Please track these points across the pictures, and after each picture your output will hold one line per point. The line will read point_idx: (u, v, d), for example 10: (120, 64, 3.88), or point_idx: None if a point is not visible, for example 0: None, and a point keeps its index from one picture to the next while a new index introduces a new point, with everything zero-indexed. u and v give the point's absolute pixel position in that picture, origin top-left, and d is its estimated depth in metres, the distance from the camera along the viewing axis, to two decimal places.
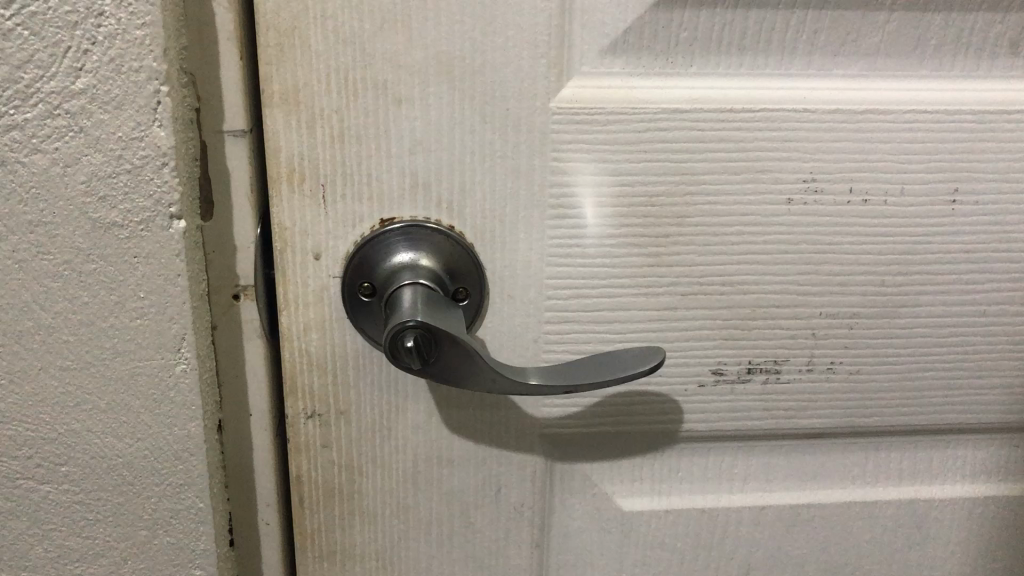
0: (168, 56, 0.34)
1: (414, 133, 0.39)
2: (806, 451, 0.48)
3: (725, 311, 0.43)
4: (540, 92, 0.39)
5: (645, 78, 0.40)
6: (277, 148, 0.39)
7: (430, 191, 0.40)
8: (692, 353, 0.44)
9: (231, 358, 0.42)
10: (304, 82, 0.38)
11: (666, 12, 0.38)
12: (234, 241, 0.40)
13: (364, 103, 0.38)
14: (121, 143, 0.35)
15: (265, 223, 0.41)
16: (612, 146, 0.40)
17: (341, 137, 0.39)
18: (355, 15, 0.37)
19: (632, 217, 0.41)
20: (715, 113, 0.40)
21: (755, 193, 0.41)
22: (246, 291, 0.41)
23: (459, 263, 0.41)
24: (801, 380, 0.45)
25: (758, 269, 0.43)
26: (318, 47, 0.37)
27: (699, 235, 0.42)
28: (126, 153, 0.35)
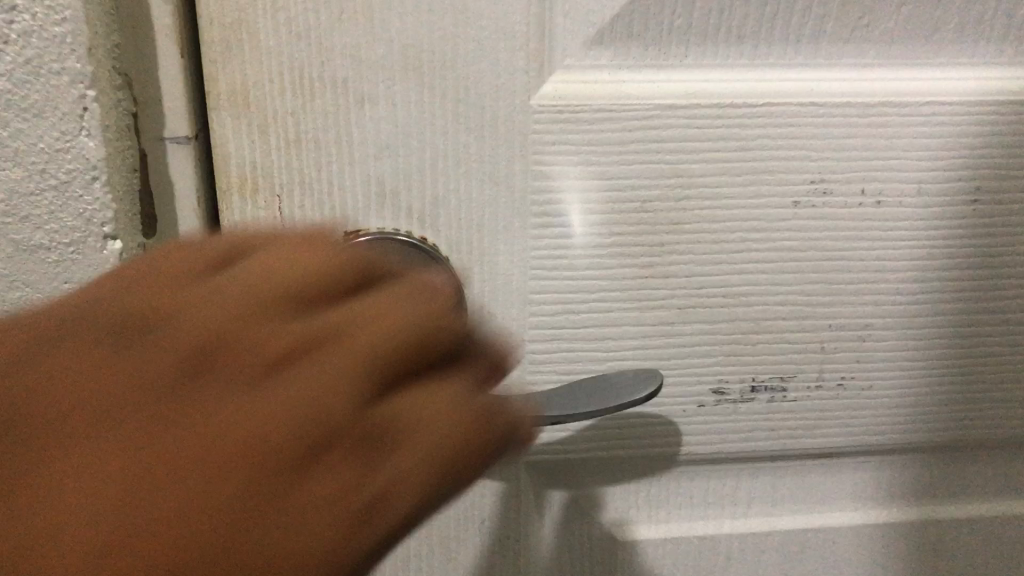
0: (94, 57, 0.30)
1: (380, 137, 0.35)
2: (814, 471, 0.44)
3: (727, 326, 0.40)
4: (519, 87, 0.35)
5: (635, 71, 0.36)
6: (226, 154, 0.35)
7: (399, 201, 0.36)
8: (691, 371, 0.40)
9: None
10: (254, 81, 0.34)
11: None
12: None
13: (322, 104, 0.34)
14: (43, 153, 0.31)
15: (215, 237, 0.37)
16: (601, 147, 0.36)
17: (298, 142, 0.35)
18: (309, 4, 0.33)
19: (624, 225, 0.37)
20: (714, 109, 0.36)
21: (758, 196, 0.37)
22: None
23: None
24: (809, 397, 0.42)
25: (763, 278, 0.39)
26: (268, 42, 0.33)
27: (699, 243, 0.38)
28: (49, 165, 0.31)
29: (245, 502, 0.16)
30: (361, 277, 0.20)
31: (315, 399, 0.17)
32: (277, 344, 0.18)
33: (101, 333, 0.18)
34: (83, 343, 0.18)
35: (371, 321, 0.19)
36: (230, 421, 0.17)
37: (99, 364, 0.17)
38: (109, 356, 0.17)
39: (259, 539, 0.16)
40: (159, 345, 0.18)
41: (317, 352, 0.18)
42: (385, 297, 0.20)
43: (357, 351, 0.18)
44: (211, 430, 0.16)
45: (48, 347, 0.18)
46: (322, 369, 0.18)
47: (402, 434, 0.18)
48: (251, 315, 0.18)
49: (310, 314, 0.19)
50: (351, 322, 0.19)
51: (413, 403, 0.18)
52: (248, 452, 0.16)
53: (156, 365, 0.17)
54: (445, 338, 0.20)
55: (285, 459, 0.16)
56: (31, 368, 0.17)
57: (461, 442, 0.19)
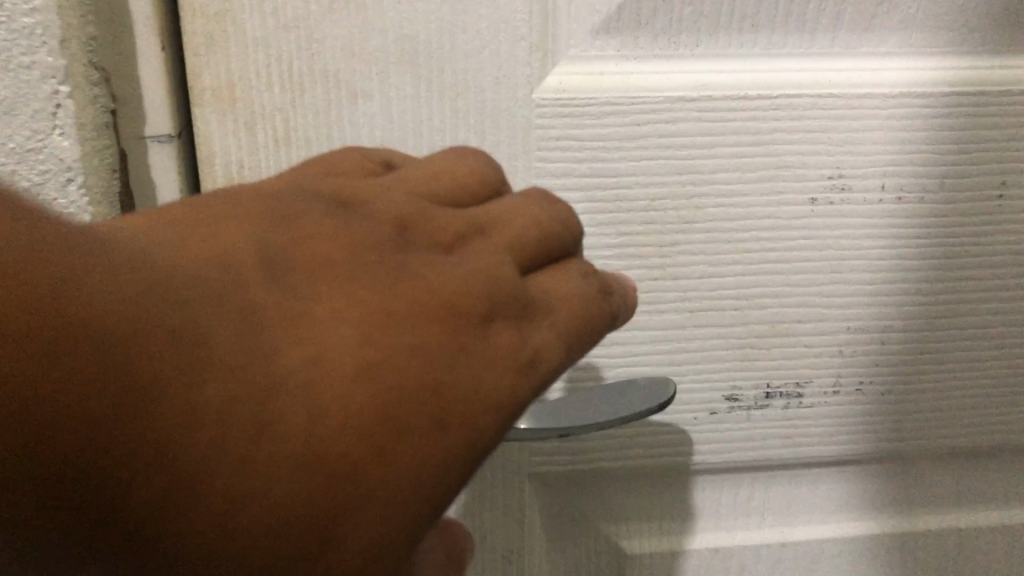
0: (67, 49, 0.28)
1: (374, 134, 0.33)
2: (830, 480, 0.43)
3: (740, 329, 0.38)
4: (521, 80, 0.33)
5: (644, 63, 0.34)
6: (211, 153, 0.33)
7: None
8: (702, 377, 0.38)
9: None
10: (239, 75, 0.32)
11: None
12: None
13: (313, 99, 0.33)
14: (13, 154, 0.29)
15: None
16: (608, 142, 0.34)
17: (287, 139, 0.33)
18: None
19: (632, 225, 0.35)
20: (726, 102, 0.34)
21: (773, 193, 0.36)
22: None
23: None
24: (825, 403, 0.40)
25: (777, 279, 0.37)
26: (254, 33, 0.31)
27: (711, 244, 0.36)
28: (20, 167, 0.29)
29: (450, 349, 0.21)
30: (498, 188, 0.28)
31: (490, 276, 0.23)
32: (450, 232, 0.25)
33: (322, 220, 0.23)
34: (307, 240, 0.22)
35: (517, 221, 0.26)
36: (434, 281, 0.22)
37: (324, 250, 0.22)
38: (332, 229, 0.23)
39: (463, 376, 0.21)
40: (368, 229, 0.23)
41: (487, 240, 0.25)
42: (512, 206, 0.26)
43: (511, 237, 0.25)
44: (427, 289, 0.22)
45: (273, 247, 0.22)
46: (492, 251, 0.24)
47: (546, 295, 0.25)
48: (428, 210, 0.25)
49: (472, 211, 0.26)
50: (495, 221, 0.26)
51: (546, 282, 0.25)
52: (460, 309, 0.22)
53: (374, 247, 0.23)
54: (568, 239, 0.27)
55: (480, 297, 0.23)
56: (259, 265, 0.21)
57: (592, 306, 0.26)
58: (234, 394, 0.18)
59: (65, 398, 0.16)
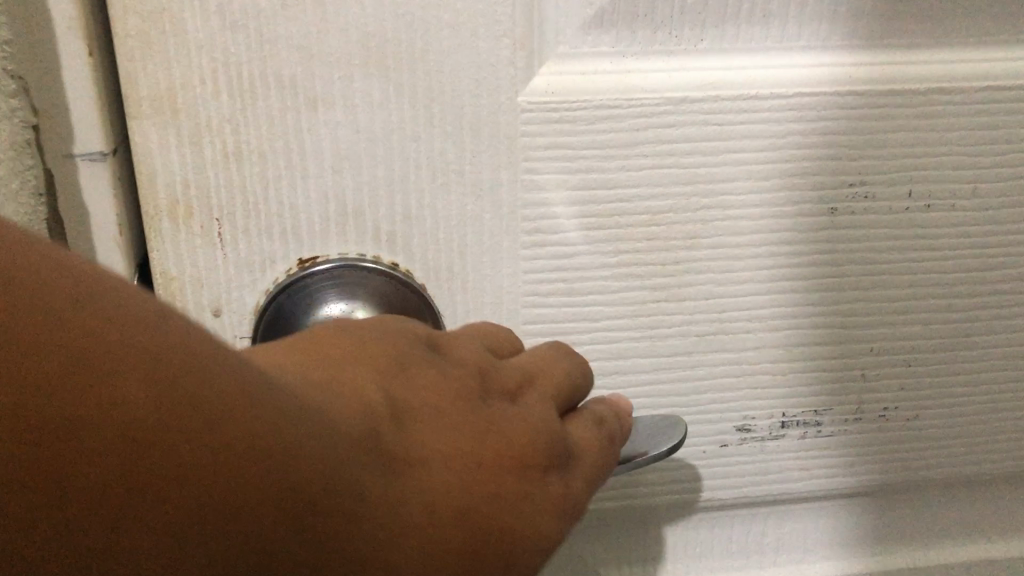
0: None
1: (339, 147, 0.29)
2: (853, 513, 0.39)
3: (754, 354, 0.34)
4: (504, 82, 0.29)
5: (643, 58, 0.30)
6: (151, 171, 0.29)
7: (365, 221, 0.30)
8: (710, 407, 0.35)
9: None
10: (181, 82, 0.28)
11: None
12: None
13: (265, 108, 0.28)
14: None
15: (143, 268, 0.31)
16: (603, 150, 0.30)
17: (238, 153, 0.29)
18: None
19: (632, 242, 0.32)
20: (734, 101, 0.30)
21: (789, 202, 0.32)
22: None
23: (405, 312, 0.31)
24: (847, 432, 0.36)
25: (794, 299, 0.33)
26: (197, 34, 0.27)
27: (720, 261, 0.32)
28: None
29: (529, 492, 0.22)
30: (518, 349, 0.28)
31: (554, 423, 0.24)
32: (514, 376, 0.25)
33: (413, 360, 0.23)
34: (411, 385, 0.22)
35: (558, 370, 0.26)
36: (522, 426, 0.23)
37: (428, 396, 0.22)
38: (431, 374, 0.22)
39: (534, 522, 0.22)
40: (458, 374, 0.23)
41: (537, 391, 0.25)
42: (550, 352, 0.27)
43: (561, 384, 0.26)
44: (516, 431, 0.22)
45: (389, 390, 0.21)
46: (547, 399, 0.25)
47: (589, 444, 0.26)
48: (492, 360, 0.25)
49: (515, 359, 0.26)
50: (545, 366, 0.26)
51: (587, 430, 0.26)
52: (535, 456, 0.23)
53: (463, 391, 0.23)
54: (589, 391, 0.28)
55: (554, 446, 0.23)
56: (383, 404, 0.20)
57: (613, 455, 0.27)
58: (393, 534, 0.18)
59: (262, 540, 0.15)
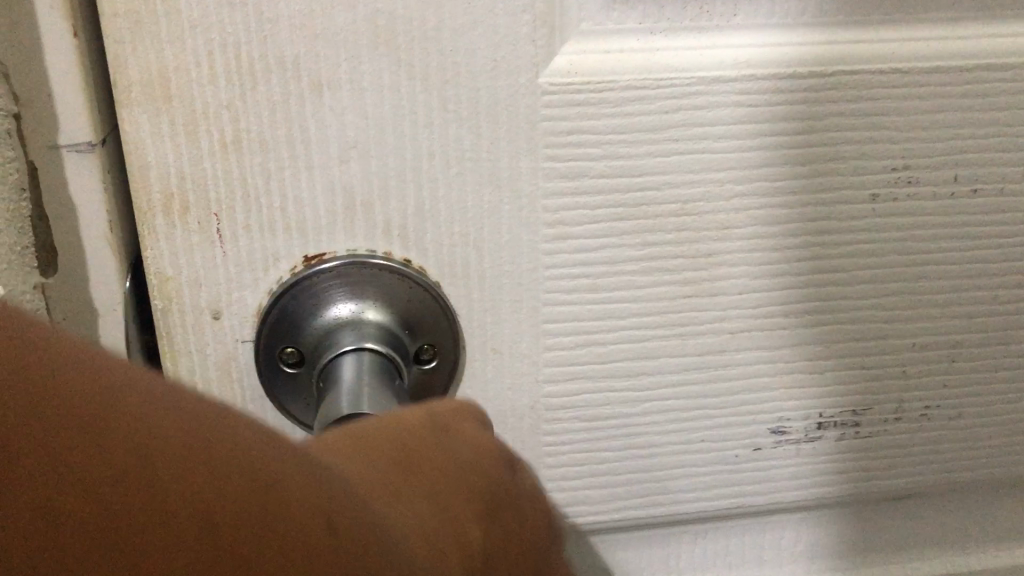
0: None
1: (345, 134, 0.27)
2: (889, 518, 0.37)
3: (789, 351, 0.32)
4: (523, 62, 0.27)
5: (671, 36, 0.28)
6: (144, 162, 0.26)
7: (374, 215, 0.28)
8: (742, 407, 0.33)
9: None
10: (173, 65, 0.26)
11: None
12: (94, 301, 0.28)
13: (266, 91, 0.26)
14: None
15: (138, 269, 0.29)
16: (629, 134, 0.28)
17: (237, 142, 0.27)
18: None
19: (660, 234, 0.30)
20: (770, 81, 0.28)
21: (828, 189, 0.30)
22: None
23: (419, 312, 0.29)
24: (887, 433, 0.34)
25: (832, 292, 0.31)
26: (190, 12, 0.25)
27: (753, 253, 0.30)
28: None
29: None
30: None
31: None
32: None
33: None
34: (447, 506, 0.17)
35: None
36: None
37: None
38: None
39: None
40: None
41: None
42: None
43: None
44: None
45: None
46: None
47: None
48: None
49: None
50: None
51: None
52: None
53: None
54: None
55: None
56: None
57: None
58: None
59: None
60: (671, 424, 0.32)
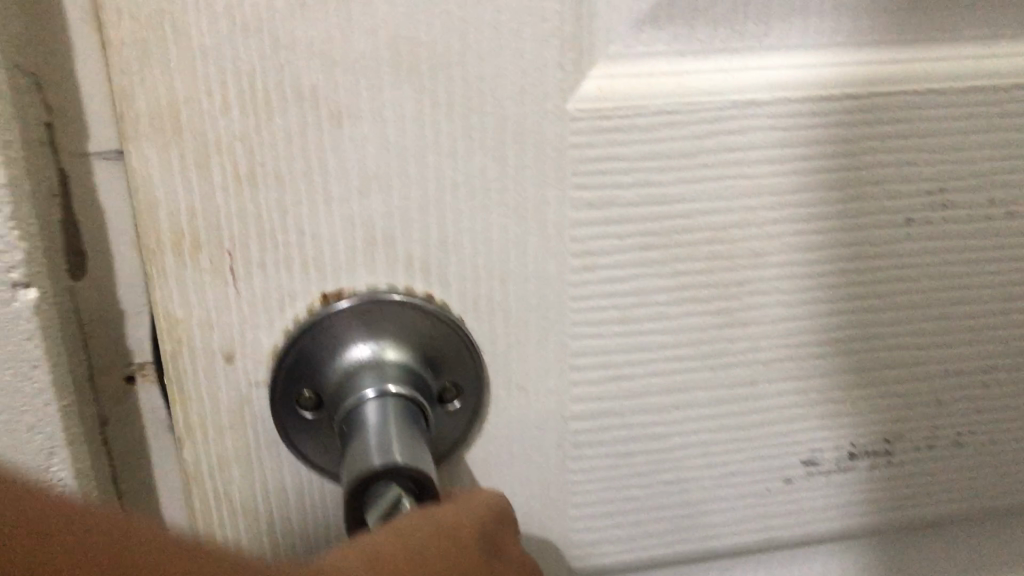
0: None
1: (366, 166, 0.26)
2: (919, 546, 0.36)
3: (821, 380, 0.31)
4: (551, 87, 0.26)
5: (702, 58, 0.27)
6: (153, 198, 0.25)
7: (396, 249, 0.27)
8: (774, 438, 0.32)
9: (130, 461, 0.30)
10: (185, 95, 0.24)
11: None
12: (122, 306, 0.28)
13: (283, 121, 0.25)
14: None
15: None
16: (661, 158, 0.27)
17: (252, 176, 0.25)
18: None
19: (691, 263, 0.28)
20: (805, 104, 0.27)
21: (862, 213, 0.29)
22: (143, 370, 0.29)
23: (441, 350, 0.28)
24: (919, 462, 0.33)
25: (865, 318, 0.30)
26: (202, 39, 0.24)
27: (785, 280, 0.29)
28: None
29: None
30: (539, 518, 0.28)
31: None
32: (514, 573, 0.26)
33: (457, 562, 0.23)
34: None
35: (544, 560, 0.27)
36: None
37: None
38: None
39: None
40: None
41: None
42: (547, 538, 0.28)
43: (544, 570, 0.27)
44: None
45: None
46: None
47: None
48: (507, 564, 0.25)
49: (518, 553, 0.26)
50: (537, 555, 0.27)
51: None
52: None
53: None
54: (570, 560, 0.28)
55: None
56: None
57: None
58: None
59: None
60: (702, 457, 0.31)
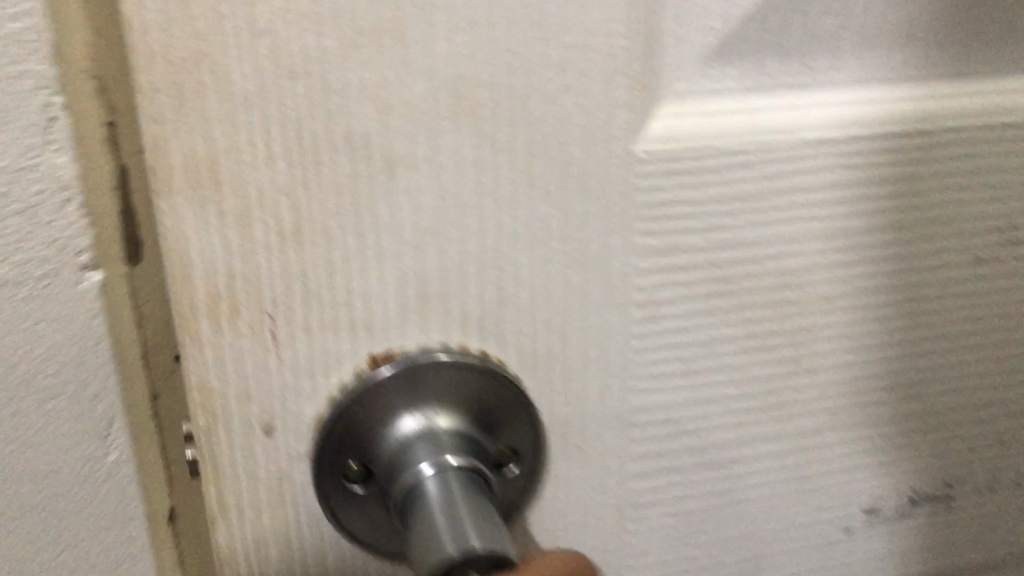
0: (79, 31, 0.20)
1: (421, 217, 0.24)
2: None
3: (885, 426, 0.30)
4: (618, 129, 0.24)
5: (771, 94, 0.25)
6: (186, 260, 0.22)
7: (450, 305, 0.25)
8: (835, 488, 0.30)
9: None
10: (225, 147, 0.22)
11: None
12: None
13: (333, 170, 0.22)
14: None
15: None
16: (730, 200, 0.25)
17: (296, 233, 0.23)
18: (308, 15, 0.21)
19: (757, 310, 0.27)
20: (875, 140, 0.26)
21: (930, 253, 0.28)
22: None
23: (496, 410, 0.26)
24: (980, 506, 0.32)
25: (930, 360, 0.29)
26: (245, 85, 0.21)
27: (851, 323, 0.28)
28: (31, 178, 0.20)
29: None
30: None
31: None
32: None
33: None
34: None
35: None
36: None
37: None
38: None
39: None
40: None
41: None
42: None
43: None
44: None
45: None
46: None
47: None
48: None
49: None
50: None
51: None
52: None
53: None
54: None
55: None
56: None
57: None
58: None
59: None
60: (760, 513, 0.30)
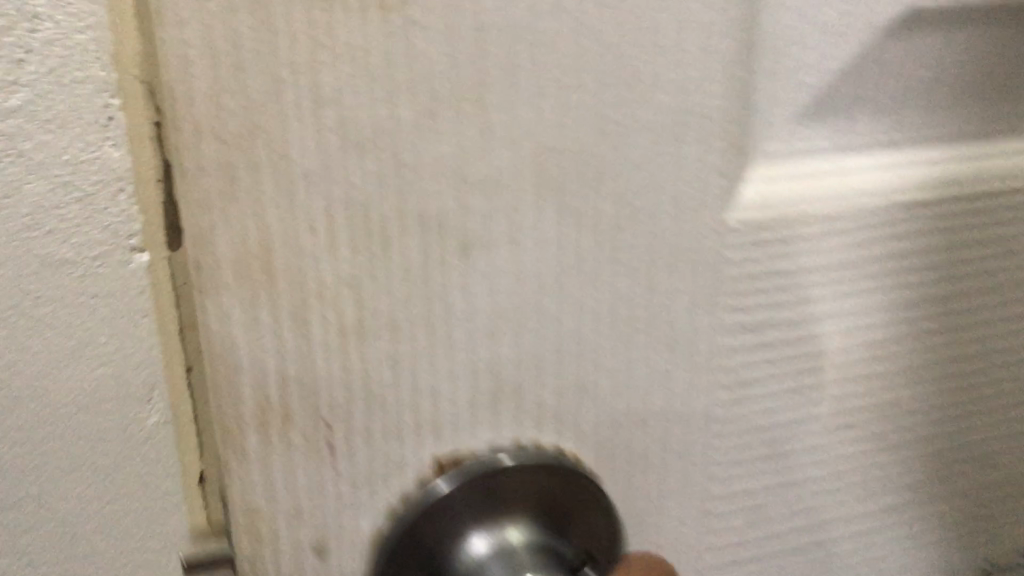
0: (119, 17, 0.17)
1: (498, 302, 0.21)
2: None
3: (961, 499, 0.28)
4: (711, 198, 0.22)
5: (859, 154, 0.24)
6: (232, 367, 0.19)
7: (525, 398, 0.22)
8: (908, 566, 0.28)
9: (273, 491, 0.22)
10: (278, 231, 0.18)
11: (893, 44, 0.23)
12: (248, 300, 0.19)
13: (402, 254, 0.20)
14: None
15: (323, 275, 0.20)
16: (807, 266, 0.23)
17: (358, 327, 0.20)
18: (382, 80, 0.18)
19: (841, 382, 0.25)
20: (957, 202, 0.25)
21: (1007, 315, 0.26)
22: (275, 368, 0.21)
23: (572, 514, 0.23)
24: None
25: (1006, 428, 0.28)
26: (306, 163, 0.18)
27: (932, 392, 0.26)
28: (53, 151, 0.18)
29: None
30: None
31: None
32: None
33: None
34: None
35: None
36: None
37: None
38: None
39: None
40: None
41: None
42: None
43: None
44: None
45: None
46: None
47: None
48: None
49: None
50: None
51: None
52: None
53: None
54: None
55: None
56: None
57: None
58: None
59: None
60: None
